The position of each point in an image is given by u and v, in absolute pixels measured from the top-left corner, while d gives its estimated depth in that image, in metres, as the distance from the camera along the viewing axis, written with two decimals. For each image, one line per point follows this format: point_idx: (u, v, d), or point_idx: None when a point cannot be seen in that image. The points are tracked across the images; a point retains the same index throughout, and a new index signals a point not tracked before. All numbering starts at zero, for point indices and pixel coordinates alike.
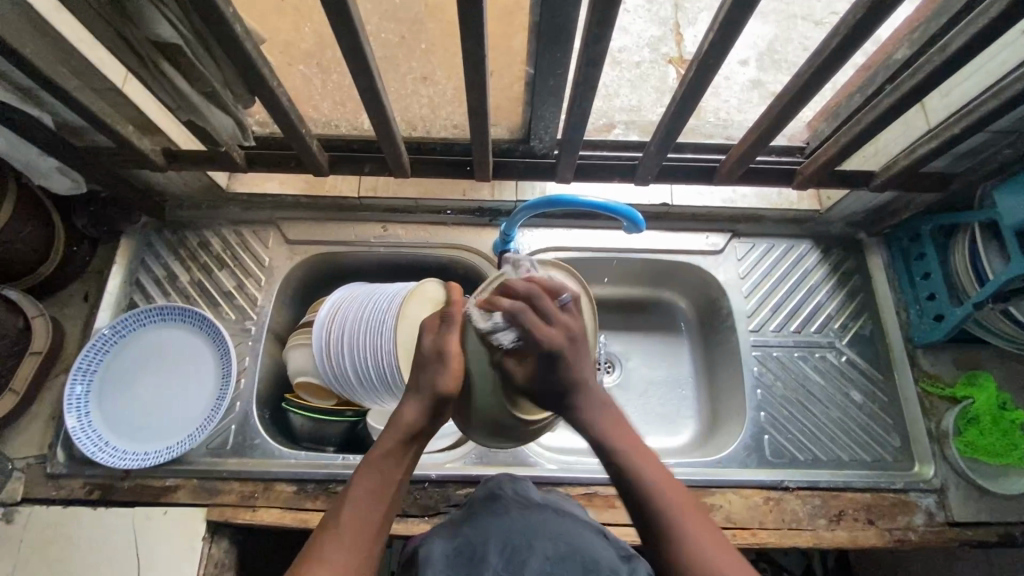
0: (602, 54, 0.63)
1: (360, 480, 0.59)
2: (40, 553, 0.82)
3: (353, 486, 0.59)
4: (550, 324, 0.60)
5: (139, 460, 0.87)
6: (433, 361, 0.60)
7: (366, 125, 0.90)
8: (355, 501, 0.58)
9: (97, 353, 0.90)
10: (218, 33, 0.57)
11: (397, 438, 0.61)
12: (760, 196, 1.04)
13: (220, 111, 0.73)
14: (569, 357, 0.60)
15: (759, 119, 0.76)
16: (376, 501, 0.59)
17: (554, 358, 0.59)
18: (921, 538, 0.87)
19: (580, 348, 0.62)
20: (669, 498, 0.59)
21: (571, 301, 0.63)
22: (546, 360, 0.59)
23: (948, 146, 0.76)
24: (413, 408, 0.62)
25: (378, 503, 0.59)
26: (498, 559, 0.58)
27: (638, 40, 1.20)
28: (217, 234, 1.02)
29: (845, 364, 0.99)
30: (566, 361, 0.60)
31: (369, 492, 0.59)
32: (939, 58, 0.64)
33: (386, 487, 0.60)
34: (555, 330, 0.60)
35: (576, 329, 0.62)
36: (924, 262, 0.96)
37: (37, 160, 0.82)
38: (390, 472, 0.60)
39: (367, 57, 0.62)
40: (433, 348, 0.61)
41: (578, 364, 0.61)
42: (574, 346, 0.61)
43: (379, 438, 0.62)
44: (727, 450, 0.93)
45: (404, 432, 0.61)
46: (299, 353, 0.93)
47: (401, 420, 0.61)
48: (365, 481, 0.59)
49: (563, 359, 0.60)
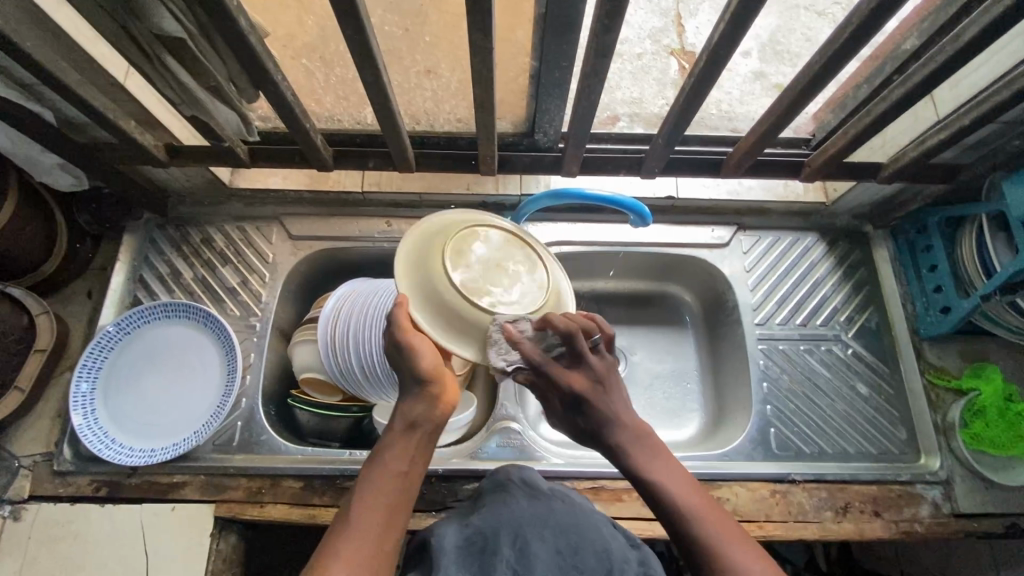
0: (610, 45, 0.62)
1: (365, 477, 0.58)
2: (48, 549, 0.81)
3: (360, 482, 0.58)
4: (578, 368, 0.66)
5: (146, 457, 0.86)
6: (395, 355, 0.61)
7: (369, 118, 0.89)
8: (363, 497, 0.56)
9: (101, 351, 0.90)
10: (223, 27, 0.56)
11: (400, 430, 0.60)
12: (766, 188, 1.04)
13: (223, 107, 0.72)
14: (598, 403, 0.65)
15: (767, 112, 0.76)
16: (385, 495, 0.56)
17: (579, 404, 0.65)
18: (926, 530, 0.88)
19: (608, 388, 0.66)
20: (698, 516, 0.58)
21: (600, 342, 0.66)
22: (572, 403, 0.66)
23: (958, 138, 0.75)
24: (408, 398, 0.61)
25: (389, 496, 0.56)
26: (510, 549, 0.58)
27: (640, 31, 1.19)
28: (220, 230, 1.02)
29: (852, 357, 0.99)
30: (593, 407, 0.65)
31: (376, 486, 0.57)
32: (951, 48, 0.64)
33: (392, 477, 0.57)
34: (580, 374, 0.66)
35: (602, 373, 0.66)
36: (930, 254, 0.96)
37: (37, 156, 0.82)
38: (396, 463, 0.58)
39: (372, 49, 0.62)
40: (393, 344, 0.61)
41: (607, 407, 0.65)
42: (601, 389, 0.66)
43: (383, 433, 0.61)
44: (734, 443, 0.93)
45: (401, 422, 0.60)
46: (304, 349, 0.92)
47: (401, 411, 0.60)
48: (371, 475, 0.58)
49: (588, 403, 0.65)
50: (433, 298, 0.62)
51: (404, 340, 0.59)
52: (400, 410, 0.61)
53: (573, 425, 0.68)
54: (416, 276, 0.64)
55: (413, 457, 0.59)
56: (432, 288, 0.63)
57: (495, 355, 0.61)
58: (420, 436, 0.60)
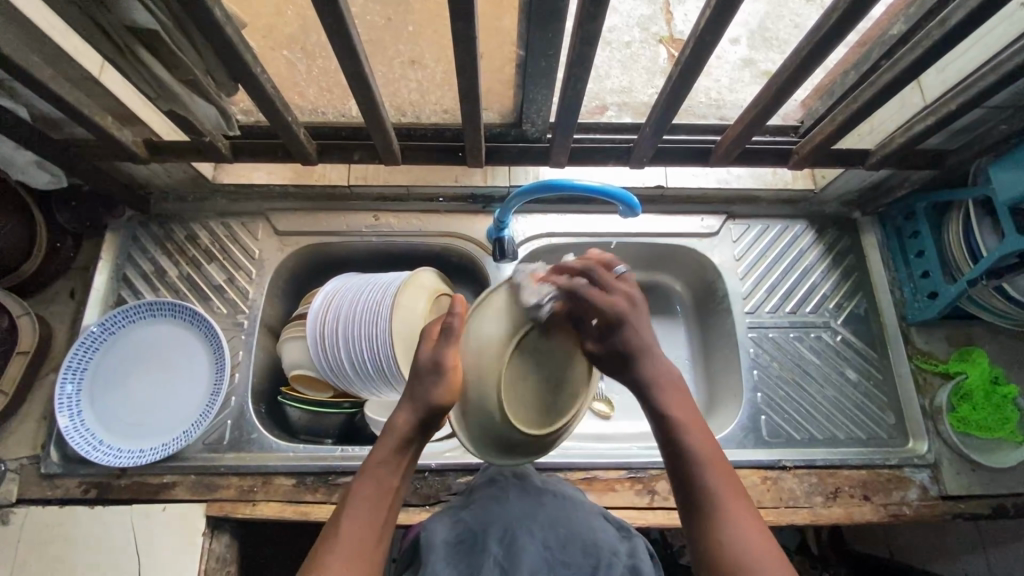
0: (596, 33, 0.62)
1: (354, 493, 0.59)
2: (37, 553, 0.81)
3: (348, 498, 0.59)
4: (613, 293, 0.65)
5: (134, 458, 0.85)
6: (430, 374, 0.62)
7: (354, 111, 0.88)
8: (354, 511, 0.58)
9: (86, 352, 0.88)
10: (196, 17, 0.55)
11: (393, 446, 0.61)
12: (755, 176, 1.03)
13: (201, 100, 0.71)
14: (631, 322, 0.64)
15: (755, 99, 0.75)
16: (374, 510, 0.58)
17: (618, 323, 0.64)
18: (915, 512, 0.88)
19: (642, 311, 0.66)
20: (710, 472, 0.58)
21: (624, 272, 0.67)
22: (611, 325, 0.64)
23: (945, 123, 0.75)
24: (404, 415, 0.63)
25: (378, 509, 0.59)
26: (499, 547, 0.58)
27: (628, 19, 1.18)
28: (205, 227, 1.00)
29: (841, 343, 0.99)
30: (629, 327, 0.64)
31: (368, 502, 0.59)
32: (938, 32, 0.63)
33: (382, 493, 0.59)
34: (616, 297, 0.65)
35: (635, 294, 0.66)
36: (918, 239, 0.96)
37: (12, 154, 0.80)
38: (385, 478, 0.60)
39: (353, 39, 0.60)
40: (431, 362, 0.62)
41: (640, 330, 0.65)
42: (635, 309, 0.65)
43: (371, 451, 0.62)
44: (725, 430, 0.94)
45: (397, 439, 0.62)
46: (294, 346, 0.91)
47: (393, 427, 0.62)
48: (360, 490, 0.59)
49: (627, 323, 0.64)
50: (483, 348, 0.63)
51: (446, 363, 0.61)
52: (396, 426, 0.62)
53: (610, 351, 0.64)
54: (491, 328, 0.63)
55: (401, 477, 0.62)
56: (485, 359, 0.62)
57: (526, 293, 0.63)
58: (409, 453, 0.62)
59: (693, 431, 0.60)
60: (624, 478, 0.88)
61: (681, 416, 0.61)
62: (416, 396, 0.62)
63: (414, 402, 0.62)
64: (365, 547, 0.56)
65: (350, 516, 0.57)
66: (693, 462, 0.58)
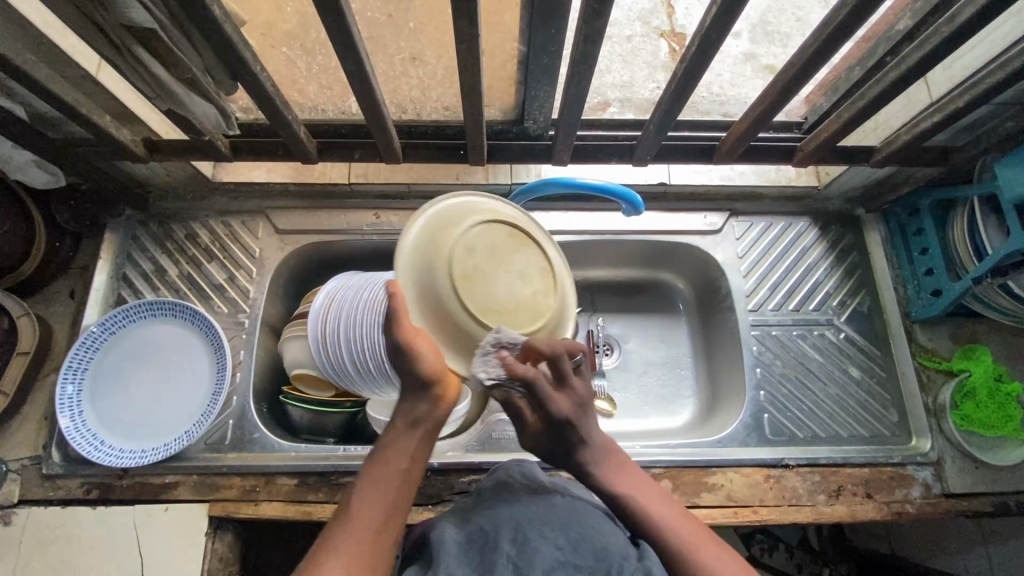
0: (600, 30, 0.61)
1: (364, 476, 0.59)
2: (41, 554, 0.81)
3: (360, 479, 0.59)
4: (563, 391, 0.64)
5: (136, 458, 0.85)
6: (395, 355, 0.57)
7: (354, 108, 0.87)
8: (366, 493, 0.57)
9: (87, 352, 0.88)
10: (194, 15, 0.54)
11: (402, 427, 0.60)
12: (758, 173, 1.03)
13: (199, 99, 0.70)
14: (576, 424, 0.64)
15: (759, 98, 0.75)
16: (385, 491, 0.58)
17: (561, 426, 0.64)
18: (918, 510, 0.89)
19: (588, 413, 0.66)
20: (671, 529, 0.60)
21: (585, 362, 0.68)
22: (555, 427, 0.65)
23: (951, 120, 0.74)
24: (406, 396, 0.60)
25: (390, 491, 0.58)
26: (510, 546, 0.58)
27: (629, 13, 1.16)
28: (204, 225, 0.99)
29: (844, 341, 0.99)
30: (573, 428, 0.64)
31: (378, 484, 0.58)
32: (947, 29, 0.62)
33: (392, 475, 0.58)
34: (564, 396, 0.64)
35: (585, 397, 0.66)
36: (923, 237, 0.96)
37: (10, 153, 0.79)
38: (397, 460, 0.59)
39: (353, 37, 0.59)
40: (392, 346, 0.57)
41: (584, 430, 0.65)
42: (582, 411, 0.65)
43: (384, 433, 0.61)
44: (728, 429, 0.93)
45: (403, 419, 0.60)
46: (295, 345, 0.91)
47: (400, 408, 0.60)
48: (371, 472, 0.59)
49: (571, 427, 0.64)
50: (424, 289, 0.59)
51: (408, 346, 0.56)
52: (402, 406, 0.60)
53: (549, 445, 0.66)
54: (418, 271, 0.59)
55: (414, 455, 0.60)
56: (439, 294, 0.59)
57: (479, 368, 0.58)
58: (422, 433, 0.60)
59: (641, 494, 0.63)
60: None
61: (619, 481, 0.64)
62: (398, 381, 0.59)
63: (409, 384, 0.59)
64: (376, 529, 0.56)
65: (359, 499, 0.57)
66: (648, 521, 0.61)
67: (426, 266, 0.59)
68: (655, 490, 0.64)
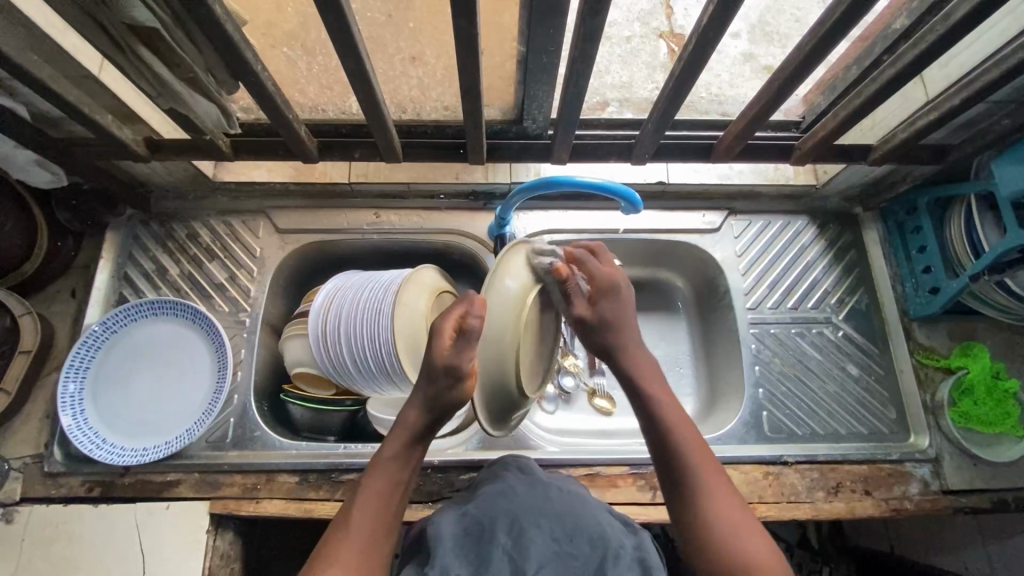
0: (598, 29, 0.61)
1: (365, 483, 0.63)
2: (43, 551, 0.81)
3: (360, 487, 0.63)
4: (608, 271, 0.75)
5: (138, 456, 0.86)
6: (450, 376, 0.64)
7: (354, 107, 0.88)
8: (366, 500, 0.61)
9: (89, 351, 0.88)
10: (196, 15, 0.54)
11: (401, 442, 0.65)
12: (756, 172, 1.05)
13: (201, 98, 0.71)
14: (616, 300, 0.74)
15: (756, 96, 0.75)
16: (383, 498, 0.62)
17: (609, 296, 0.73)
18: (916, 507, 0.89)
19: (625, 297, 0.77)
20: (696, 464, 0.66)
21: (614, 261, 0.77)
22: (602, 307, 0.73)
23: (947, 118, 0.75)
24: (416, 412, 0.66)
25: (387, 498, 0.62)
26: (507, 537, 0.58)
27: (629, 14, 1.17)
28: (205, 225, 1.00)
29: (842, 339, 0.99)
30: (618, 304, 0.74)
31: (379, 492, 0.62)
32: (942, 27, 0.63)
33: (391, 485, 0.63)
34: (611, 275, 0.75)
35: (624, 280, 0.76)
36: (920, 235, 0.96)
37: (12, 152, 0.80)
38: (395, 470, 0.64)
39: (353, 36, 0.60)
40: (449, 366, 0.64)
41: (622, 306, 0.74)
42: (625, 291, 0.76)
43: (382, 445, 0.66)
44: (726, 426, 0.94)
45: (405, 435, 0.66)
46: (295, 344, 0.92)
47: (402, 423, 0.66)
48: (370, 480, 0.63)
49: (617, 300, 0.74)
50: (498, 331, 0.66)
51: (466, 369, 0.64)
52: (405, 421, 0.66)
53: (596, 327, 0.73)
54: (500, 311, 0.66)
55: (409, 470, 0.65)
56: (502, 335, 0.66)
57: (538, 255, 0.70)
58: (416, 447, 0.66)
59: (677, 427, 0.68)
60: (626, 474, 0.88)
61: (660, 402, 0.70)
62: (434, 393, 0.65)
63: (426, 402, 0.66)
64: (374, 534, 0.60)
65: (360, 506, 0.61)
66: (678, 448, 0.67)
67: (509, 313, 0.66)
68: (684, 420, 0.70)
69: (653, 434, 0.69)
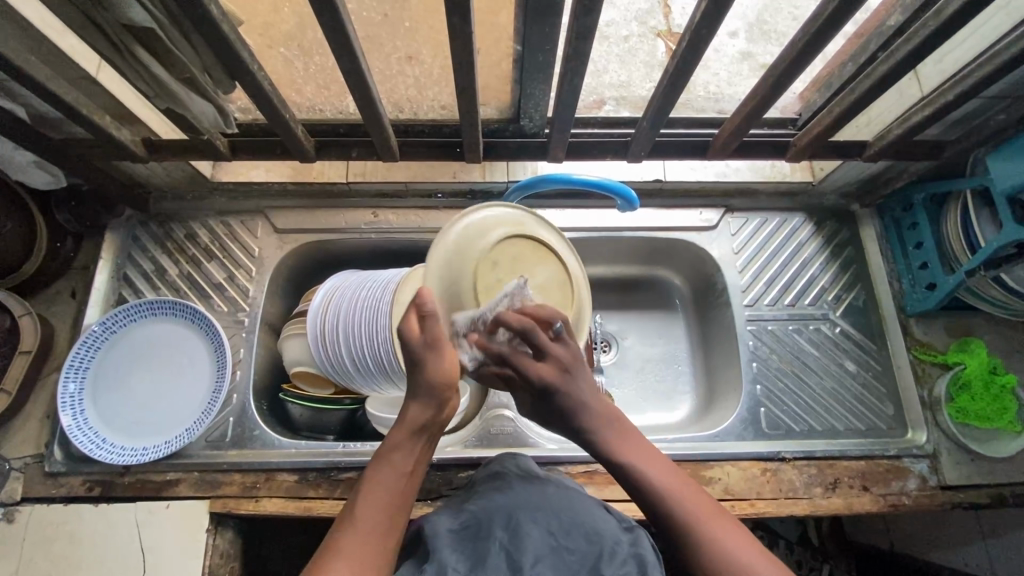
0: (591, 27, 0.61)
1: (370, 482, 0.59)
2: (44, 551, 0.81)
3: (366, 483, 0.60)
4: (542, 360, 0.65)
5: (138, 455, 0.86)
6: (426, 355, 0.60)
7: (351, 107, 0.88)
8: (372, 496, 0.58)
9: (88, 351, 0.88)
10: (191, 14, 0.55)
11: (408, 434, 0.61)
12: (753, 168, 1.04)
13: (198, 98, 0.71)
14: (559, 388, 0.65)
15: (751, 93, 0.76)
16: (390, 494, 0.59)
17: (546, 393, 0.65)
18: (914, 502, 0.89)
19: (575, 374, 0.66)
20: (673, 498, 0.60)
21: (564, 329, 0.66)
22: (542, 393, 0.66)
23: (942, 113, 0.75)
24: (419, 404, 0.62)
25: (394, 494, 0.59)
26: (503, 532, 0.59)
27: (626, 14, 1.17)
28: (204, 225, 1.00)
29: (839, 335, 1.00)
30: (560, 394, 0.65)
31: (384, 486, 0.59)
32: (934, 22, 0.63)
33: (397, 478, 0.60)
34: (546, 364, 0.65)
35: (567, 361, 0.66)
36: (916, 231, 0.97)
37: (11, 153, 0.80)
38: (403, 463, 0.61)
39: (349, 36, 0.60)
40: (426, 344, 0.59)
41: (571, 393, 0.65)
42: (566, 375, 0.66)
43: (388, 436, 0.63)
44: (724, 424, 0.94)
45: (410, 427, 0.61)
46: (293, 343, 0.92)
47: (409, 416, 0.62)
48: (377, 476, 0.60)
49: (557, 392, 0.65)
50: (453, 299, 0.64)
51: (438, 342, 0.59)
52: (409, 414, 0.61)
53: (546, 409, 0.67)
54: (447, 277, 0.64)
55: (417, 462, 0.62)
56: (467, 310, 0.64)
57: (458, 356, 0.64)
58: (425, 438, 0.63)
59: (648, 463, 0.63)
60: None
61: (624, 448, 0.64)
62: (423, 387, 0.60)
63: (426, 391, 0.61)
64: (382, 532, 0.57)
65: (365, 501, 0.58)
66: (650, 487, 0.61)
67: (457, 285, 0.64)
68: (657, 454, 0.64)
69: (627, 484, 0.63)
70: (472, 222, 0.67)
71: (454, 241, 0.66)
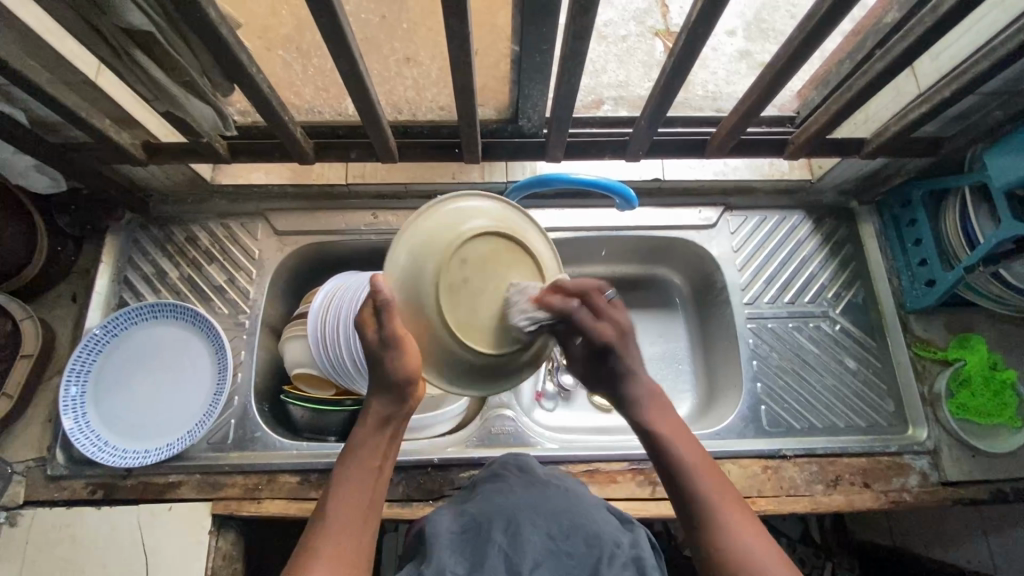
0: (588, 27, 0.62)
1: (339, 481, 0.60)
2: (47, 554, 0.82)
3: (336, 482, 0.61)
4: (602, 322, 0.63)
5: (139, 459, 0.86)
6: (384, 354, 0.58)
7: (350, 109, 0.88)
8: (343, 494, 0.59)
9: (89, 354, 0.89)
10: (189, 17, 0.55)
11: (370, 430, 0.62)
12: (751, 167, 1.03)
13: (197, 101, 0.71)
14: (616, 350, 0.64)
15: (748, 91, 0.76)
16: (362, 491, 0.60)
17: (604, 352, 0.64)
18: (915, 499, 0.89)
19: (629, 341, 0.65)
20: (701, 480, 0.61)
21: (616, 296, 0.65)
22: (599, 352, 0.64)
23: (939, 110, 0.75)
24: (378, 400, 0.62)
25: (364, 492, 0.60)
26: (503, 535, 0.59)
27: (624, 13, 1.17)
28: (205, 228, 1.01)
29: (839, 333, 1.00)
30: (616, 355, 0.65)
31: (351, 483, 0.60)
32: (930, 19, 0.63)
33: (367, 475, 0.61)
34: (606, 326, 0.63)
35: (624, 323, 0.65)
36: (915, 228, 0.97)
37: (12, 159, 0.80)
38: (370, 460, 0.61)
39: (347, 38, 0.61)
40: (383, 341, 0.58)
41: (624, 358, 0.65)
42: (623, 339, 0.65)
43: (353, 433, 0.63)
44: (725, 422, 0.94)
45: (372, 423, 0.62)
46: (295, 345, 0.93)
47: (368, 413, 0.63)
48: (346, 474, 0.61)
49: (613, 353, 0.64)
50: (412, 292, 0.58)
51: (397, 339, 0.57)
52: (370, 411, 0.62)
53: (598, 369, 0.66)
54: (408, 268, 0.58)
55: (383, 456, 0.63)
56: (424, 301, 0.58)
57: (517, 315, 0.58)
58: (391, 433, 0.63)
59: (683, 442, 0.64)
60: (625, 470, 0.89)
61: (663, 423, 0.65)
62: (384, 384, 0.60)
63: (382, 388, 0.61)
64: (354, 529, 0.58)
65: (336, 500, 0.59)
66: (682, 465, 0.62)
67: (416, 275, 0.58)
68: (692, 436, 0.65)
69: (658, 456, 0.64)
70: (447, 210, 0.61)
71: (420, 227, 0.60)
